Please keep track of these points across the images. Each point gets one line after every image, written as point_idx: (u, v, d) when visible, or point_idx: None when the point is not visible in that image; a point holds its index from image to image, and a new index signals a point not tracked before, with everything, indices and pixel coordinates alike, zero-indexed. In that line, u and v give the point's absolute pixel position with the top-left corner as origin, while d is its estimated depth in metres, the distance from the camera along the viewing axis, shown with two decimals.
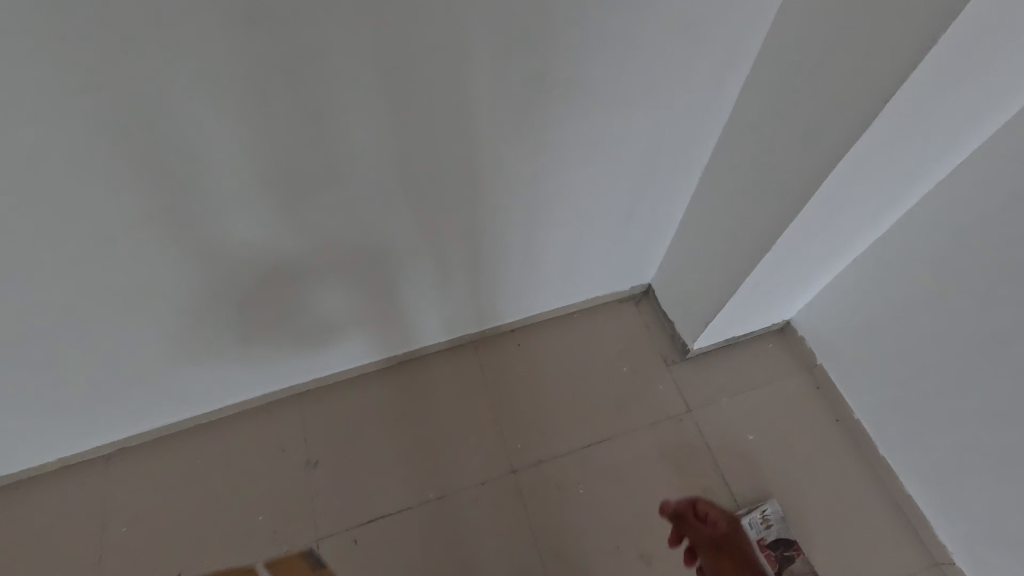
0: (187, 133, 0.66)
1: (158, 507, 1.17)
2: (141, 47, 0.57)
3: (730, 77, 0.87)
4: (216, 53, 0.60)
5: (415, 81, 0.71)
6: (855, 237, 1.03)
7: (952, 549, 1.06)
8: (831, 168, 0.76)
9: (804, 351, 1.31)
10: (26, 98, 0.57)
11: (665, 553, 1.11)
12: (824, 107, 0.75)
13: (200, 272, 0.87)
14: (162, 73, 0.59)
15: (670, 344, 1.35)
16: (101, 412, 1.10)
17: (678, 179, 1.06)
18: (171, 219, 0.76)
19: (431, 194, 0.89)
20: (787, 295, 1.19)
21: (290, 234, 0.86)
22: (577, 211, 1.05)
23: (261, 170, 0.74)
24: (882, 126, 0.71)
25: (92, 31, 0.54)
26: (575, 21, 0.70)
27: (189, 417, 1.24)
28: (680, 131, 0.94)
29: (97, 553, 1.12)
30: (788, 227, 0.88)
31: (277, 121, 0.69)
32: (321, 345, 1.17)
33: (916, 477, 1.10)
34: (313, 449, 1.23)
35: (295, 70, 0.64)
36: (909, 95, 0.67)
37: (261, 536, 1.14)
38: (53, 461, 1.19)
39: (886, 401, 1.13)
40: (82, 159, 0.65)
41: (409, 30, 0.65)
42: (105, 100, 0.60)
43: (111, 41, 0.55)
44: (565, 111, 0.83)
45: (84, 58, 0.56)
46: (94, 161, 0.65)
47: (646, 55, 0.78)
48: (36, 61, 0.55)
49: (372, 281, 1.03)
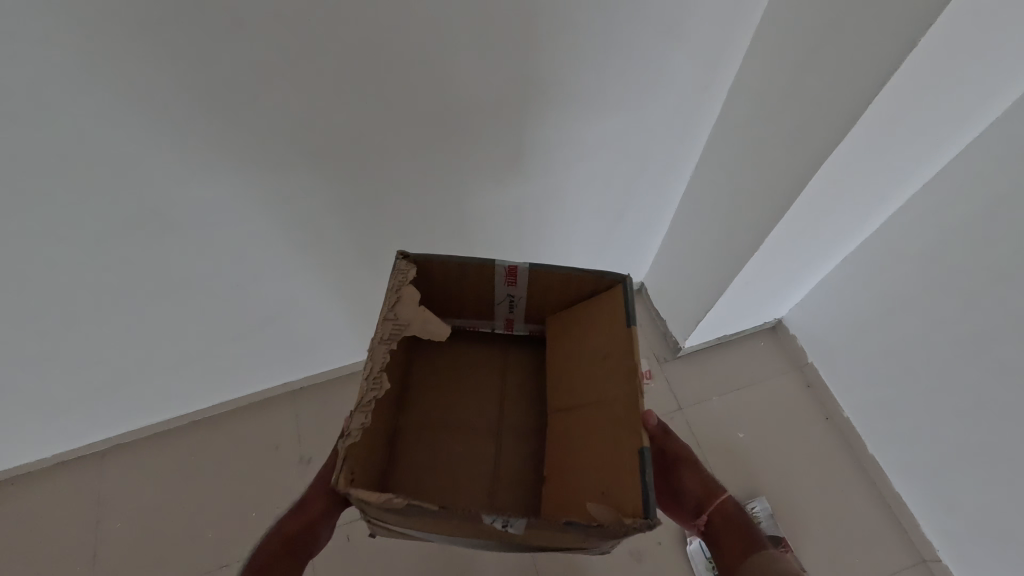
0: (170, 137, 0.66)
1: (153, 503, 1.18)
2: (121, 55, 0.56)
3: (715, 78, 0.88)
4: (199, 58, 0.59)
5: (402, 85, 0.71)
6: (842, 237, 1.04)
7: (940, 546, 1.06)
8: (815, 170, 0.76)
9: (794, 349, 1.33)
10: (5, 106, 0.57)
11: (655, 550, 1.11)
12: (809, 110, 0.75)
13: (191, 273, 0.87)
14: (142, 79, 0.59)
15: (662, 342, 1.36)
16: (93, 411, 1.11)
17: (669, 177, 1.07)
18: (158, 219, 0.76)
19: (421, 194, 0.90)
20: (775, 295, 1.20)
21: (280, 231, 0.87)
22: (567, 212, 1.05)
23: (249, 171, 0.74)
24: (864, 129, 0.71)
25: (69, 43, 0.54)
26: (556, 33, 0.71)
27: (183, 415, 1.26)
28: (668, 133, 0.95)
29: (92, 548, 1.13)
30: (774, 229, 0.87)
31: (262, 122, 0.69)
32: (317, 338, 1.19)
33: (904, 475, 1.11)
34: (306, 447, 1.25)
35: (280, 74, 0.64)
36: (889, 99, 0.67)
37: (256, 532, 1.15)
38: (46, 459, 1.20)
39: (873, 399, 1.14)
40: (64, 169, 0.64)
41: (392, 36, 0.65)
42: (84, 108, 0.59)
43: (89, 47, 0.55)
44: (555, 112, 0.82)
45: (63, 65, 0.55)
46: (75, 170, 0.65)
47: (636, 60, 0.78)
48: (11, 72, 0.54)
49: (366, 275, 1.05)
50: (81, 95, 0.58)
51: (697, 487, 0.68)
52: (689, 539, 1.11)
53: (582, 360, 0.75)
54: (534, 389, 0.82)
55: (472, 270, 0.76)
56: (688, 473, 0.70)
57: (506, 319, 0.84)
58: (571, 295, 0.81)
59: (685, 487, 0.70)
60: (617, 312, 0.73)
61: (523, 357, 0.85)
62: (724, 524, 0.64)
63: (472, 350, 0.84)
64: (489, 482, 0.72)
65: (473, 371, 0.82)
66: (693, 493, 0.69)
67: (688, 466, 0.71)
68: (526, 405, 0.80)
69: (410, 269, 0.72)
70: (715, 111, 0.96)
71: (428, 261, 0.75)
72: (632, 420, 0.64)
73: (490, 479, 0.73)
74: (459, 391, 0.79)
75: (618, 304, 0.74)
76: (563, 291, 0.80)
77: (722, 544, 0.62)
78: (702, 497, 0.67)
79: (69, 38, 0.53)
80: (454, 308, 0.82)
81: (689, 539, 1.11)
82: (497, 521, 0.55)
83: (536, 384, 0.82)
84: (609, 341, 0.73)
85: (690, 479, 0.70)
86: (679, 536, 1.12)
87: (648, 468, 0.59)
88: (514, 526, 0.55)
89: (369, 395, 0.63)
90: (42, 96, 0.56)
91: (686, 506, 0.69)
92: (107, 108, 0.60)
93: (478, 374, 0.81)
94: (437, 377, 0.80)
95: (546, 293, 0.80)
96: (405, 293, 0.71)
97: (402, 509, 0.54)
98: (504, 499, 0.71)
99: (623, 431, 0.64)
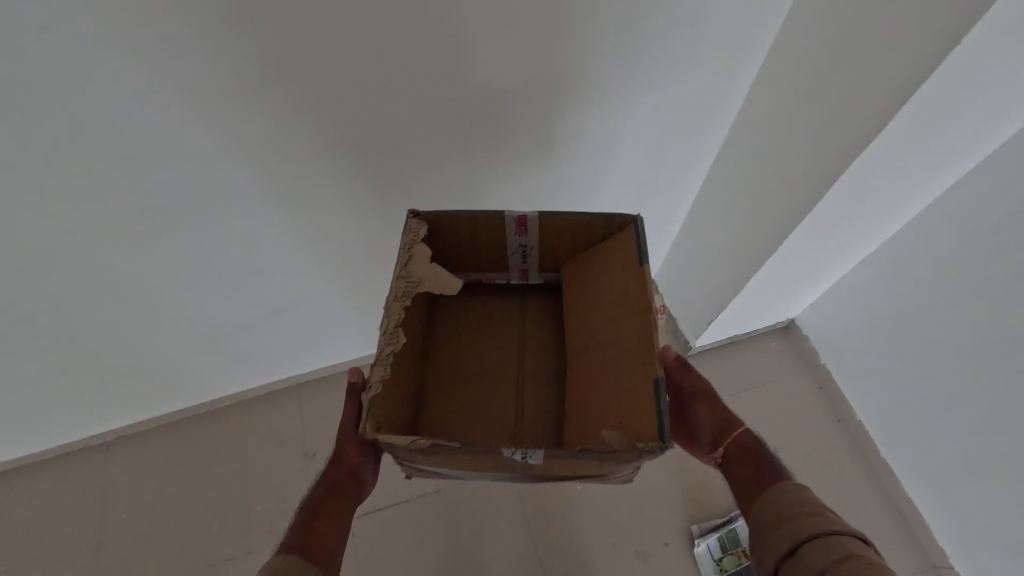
0: (174, 133, 0.64)
1: (158, 495, 1.18)
2: (123, 51, 0.54)
3: (740, 69, 0.84)
4: (203, 55, 0.57)
5: (414, 81, 0.68)
6: (863, 237, 1.00)
7: (951, 553, 1.05)
8: (842, 171, 0.73)
9: (807, 349, 1.30)
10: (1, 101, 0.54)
11: (663, 551, 1.10)
12: (839, 108, 0.72)
13: (195, 266, 0.85)
14: (145, 75, 0.57)
15: (672, 341, 1.34)
16: (95, 402, 1.10)
17: (684, 173, 1.04)
18: (162, 214, 0.74)
19: (431, 188, 0.87)
20: (790, 296, 1.17)
21: (287, 226, 0.85)
22: (580, 207, 1.02)
23: (256, 166, 0.72)
24: (897, 130, 0.67)
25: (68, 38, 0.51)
26: (574, 25, 0.67)
27: (186, 407, 1.24)
28: (685, 128, 0.91)
29: (97, 540, 1.13)
30: (793, 233, 0.85)
31: (268, 119, 0.67)
32: (321, 333, 1.17)
33: (917, 481, 1.09)
34: (311, 442, 1.24)
35: (285, 66, 0.61)
36: (927, 99, 0.63)
37: (261, 526, 1.15)
38: (51, 449, 1.20)
39: (887, 403, 1.12)
40: (65, 164, 0.62)
41: (403, 27, 0.61)
42: (86, 104, 0.57)
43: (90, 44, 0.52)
44: (572, 107, 0.80)
45: (62, 61, 0.52)
46: (76, 166, 0.63)
47: (655, 56, 0.75)
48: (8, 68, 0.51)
49: (373, 270, 1.03)
50: (76, 84, 0.55)
51: (716, 426, 0.70)
52: (698, 541, 1.09)
53: (597, 305, 0.75)
54: (554, 336, 0.83)
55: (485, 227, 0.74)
56: (702, 405, 0.72)
57: (520, 270, 0.84)
58: (579, 240, 0.78)
59: (704, 424, 0.71)
60: (627, 254, 0.72)
61: (541, 306, 0.87)
62: (740, 454, 0.66)
63: (491, 303, 0.86)
64: (512, 426, 0.75)
65: (492, 322, 0.83)
66: (712, 431, 0.70)
67: (709, 402, 0.72)
68: (547, 353, 0.82)
69: (422, 229, 0.71)
70: (737, 104, 0.92)
71: (442, 218, 0.73)
72: (643, 357, 0.64)
73: (512, 423, 0.75)
74: (480, 341, 0.81)
75: (627, 247, 0.72)
76: (571, 239, 0.78)
77: (736, 472, 0.64)
78: (723, 436, 0.68)
79: (62, 26, 0.50)
80: (469, 265, 0.82)
81: (697, 541, 1.10)
82: (516, 454, 0.56)
83: (555, 331, 0.84)
84: (620, 282, 0.72)
85: (711, 415, 0.71)
86: (686, 538, 1.11)
87: (661, 398, 0.59)
88: (532, 457, 0.57)
89: (386, 347, 0.62)
90: (36, 86, 0.54)
91: (704, 440, 0.71)
92: (109, 104, 0.58)
93: (499, 325, 0.83)
94: (459, 331, 0.82)
95: (557, 242, 0.79)
96: (416, 253, 0.69)
97: (428, 450, 0.56)
98: (528, 441, 0.74)
99: (636, 367, 0.65)
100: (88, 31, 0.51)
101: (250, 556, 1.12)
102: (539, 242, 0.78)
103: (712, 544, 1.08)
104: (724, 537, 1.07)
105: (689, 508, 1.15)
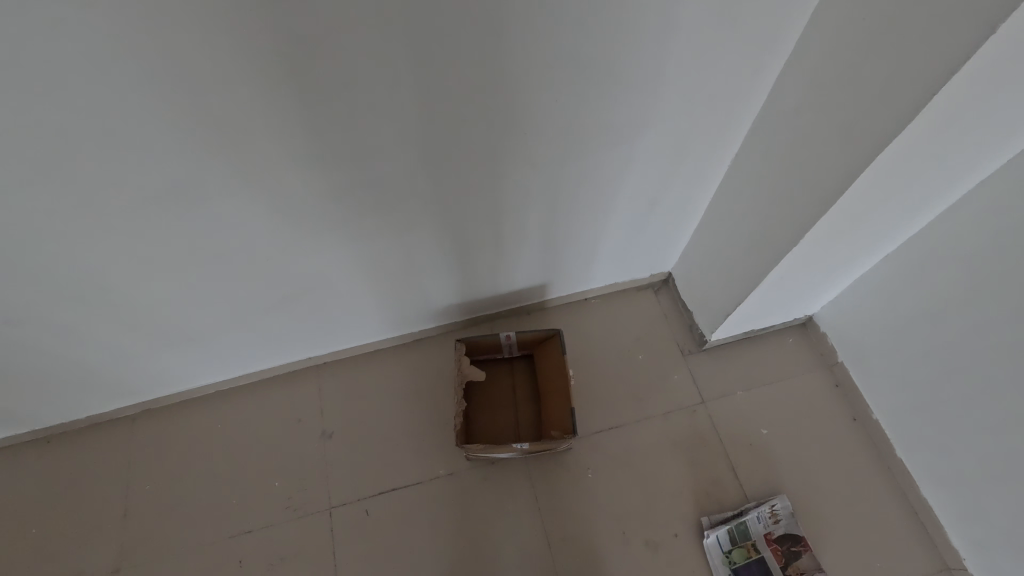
0: (205, 116, 0.65)
1: (181, 468, 1.22)
2: (154, 33, 0.55)
3: (767, 60, 0.82)
4: (235, 42, 0.58)
5: (442, 66, 0.69)
6: (889, 236, 0.98)
7: (966, 555, 1.04)
8: (872, 158, 0.72)
9: (826, 347, 1.29)
10: (45, 78, 0.56)
11: (672, 541, 1.11)
12: (872, 95, 0.70)
13: (223, 246, 0.88)
14: (176, 58, 0.58)
15: (687, 334, 1.34)
16: (125, 375, 1.14)
17: (706, 167, 1.03)
18: (192, 195, 0.76)
19: (454, 174, 0.88)
20: (811, 293, 1.16)
21: (311, 211, 0.86)
22: (599, 197, 1.03)
23: (282, 149, 0.73)
24: (933, 116, 0.66)
25: (105, 23, 0.53)
26: (597, 7, 0.66)
27: (208, 384, 1.28)
28: (709, 121, 0.91)
29: (124, 507, 1.18)
30: (817, 224, 0.84)
31: (295, 104, 0.68)
32: (340, 316, 1.19)
33: (934, 483, 1.08)
34: (328, 421, 1.26)
35: (311, 44, 0.61)
36: (967, 84, 0.62)
37: (279, 501, 1.18)
38: (82, 418, 1.24)
39: (907, 404, 1.10)
40: (104, 140, 0.65)
41: (429, 8, 0.61)
42: (121, 81, 0.59)
43: (125, 25, 0.53)
44: (599, 92, 0.79)
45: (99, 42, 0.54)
46: (114, 143, 0.65)
47: (684, 42, 0.74)
48: (55, 45, 0.53)
49: (393, 255, 1.04)
50: (109, 63, 0.56)
51: None
52: (706, 533, 1.11)
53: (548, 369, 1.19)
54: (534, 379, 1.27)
55: (483, 341, 1.18)
56: None
57: (509, 349, 1.24)
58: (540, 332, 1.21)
59: None
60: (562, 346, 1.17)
61: (525, 366, 1.28)
62: None
63: (492, 366, 1.27)
64: (514, 432, 1.19)
65: (490, 379, 1.26)
66: None
67: None
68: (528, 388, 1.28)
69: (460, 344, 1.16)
70: (763, 98, 0.90)
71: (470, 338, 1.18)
72: None
73: (514, 428, 1.20)
74: (488, 390, 1.24)
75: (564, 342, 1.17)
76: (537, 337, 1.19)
77: None
78: None
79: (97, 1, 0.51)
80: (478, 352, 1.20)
81: (706, 532, 1.11)
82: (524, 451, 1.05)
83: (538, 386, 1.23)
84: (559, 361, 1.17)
85: None
86: (696, 529, 1.12)
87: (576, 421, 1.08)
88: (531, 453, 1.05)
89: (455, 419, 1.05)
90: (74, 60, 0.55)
91: None
92: (144, 85, 0.60)
93: (501, 378, 1.26)
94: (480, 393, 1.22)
95: (530, 340, 1.21)
96: (463, 360, 1.16)
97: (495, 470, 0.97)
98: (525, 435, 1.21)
99: None
100: (120, 7, 0.52)
101: (267, 529, 1.15)
102: (522, 337, 1.19)
103: (722, 536, 1.10)
104: (733, 530, 1.10)
105: (699, 499, 1.15)
